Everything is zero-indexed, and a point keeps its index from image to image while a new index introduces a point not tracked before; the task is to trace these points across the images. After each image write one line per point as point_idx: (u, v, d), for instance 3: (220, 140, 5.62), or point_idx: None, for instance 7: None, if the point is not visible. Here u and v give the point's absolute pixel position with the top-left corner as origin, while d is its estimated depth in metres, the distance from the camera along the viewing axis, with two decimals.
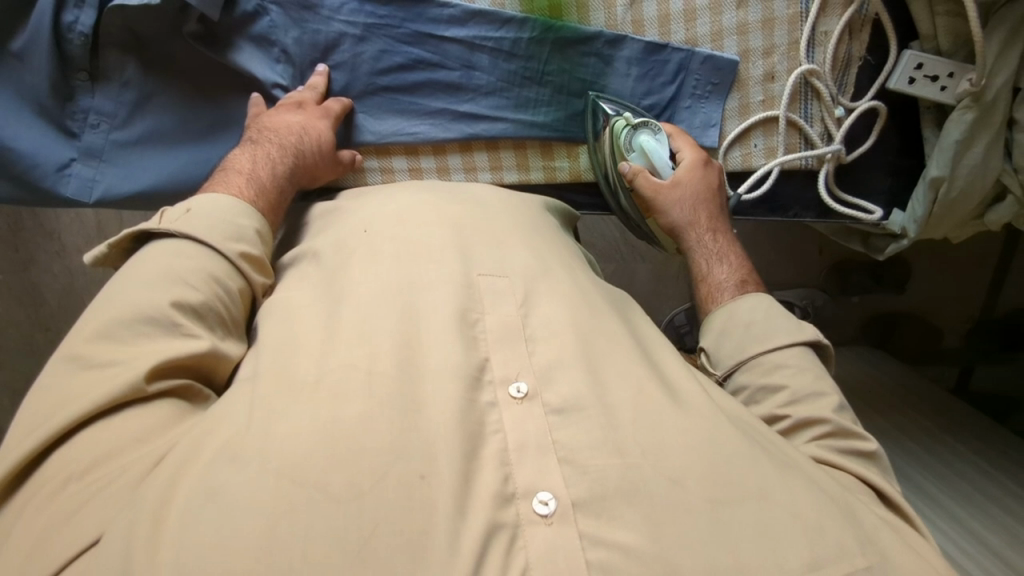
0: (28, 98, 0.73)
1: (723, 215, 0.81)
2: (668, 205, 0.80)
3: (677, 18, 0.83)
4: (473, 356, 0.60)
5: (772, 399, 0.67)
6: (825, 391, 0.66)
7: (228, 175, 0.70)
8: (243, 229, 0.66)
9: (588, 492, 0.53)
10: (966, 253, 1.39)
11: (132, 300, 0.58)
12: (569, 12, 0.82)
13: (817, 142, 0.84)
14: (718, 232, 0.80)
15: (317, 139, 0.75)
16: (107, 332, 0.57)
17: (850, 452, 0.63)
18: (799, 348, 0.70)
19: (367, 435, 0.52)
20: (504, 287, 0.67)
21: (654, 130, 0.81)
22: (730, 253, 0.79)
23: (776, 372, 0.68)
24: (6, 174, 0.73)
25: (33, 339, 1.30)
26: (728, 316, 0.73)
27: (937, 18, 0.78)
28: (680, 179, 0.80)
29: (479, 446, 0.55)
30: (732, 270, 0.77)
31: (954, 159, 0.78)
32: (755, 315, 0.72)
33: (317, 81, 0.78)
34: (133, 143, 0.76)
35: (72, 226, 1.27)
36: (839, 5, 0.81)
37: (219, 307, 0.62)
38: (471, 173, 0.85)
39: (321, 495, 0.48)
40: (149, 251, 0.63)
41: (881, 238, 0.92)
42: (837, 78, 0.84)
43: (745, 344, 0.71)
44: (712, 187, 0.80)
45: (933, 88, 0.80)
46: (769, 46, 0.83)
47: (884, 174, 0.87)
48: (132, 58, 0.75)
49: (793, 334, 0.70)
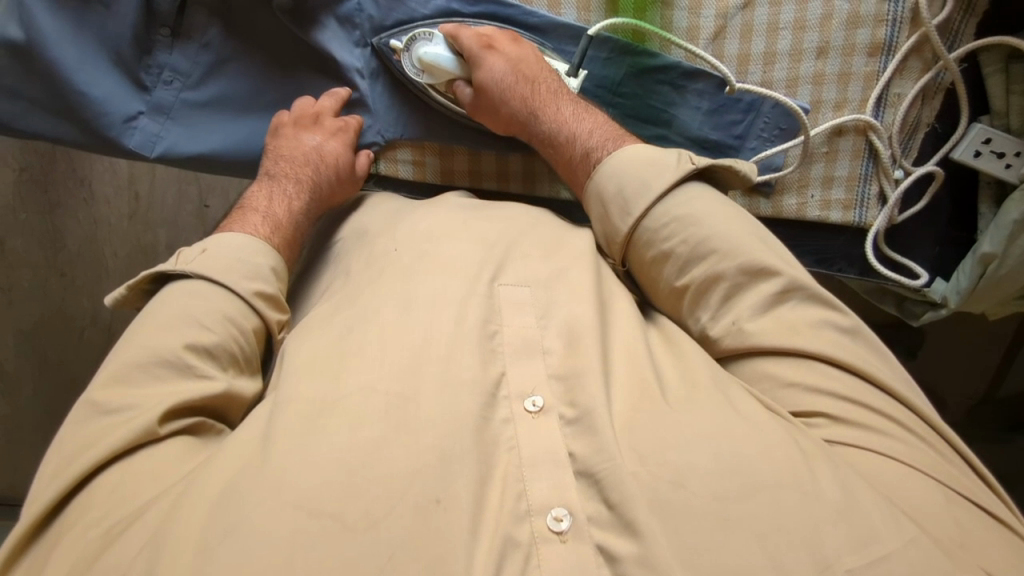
0: (107, 46, 0.73)
1: (547, 81, 0.76)
2: (489, 113, 0.77)
3: (757, 60, 0.82)
4: (488, 371, 0.58)
5: (672, 274, 0.65)
6: (711, 235, 0.63)
7: (247, 214, 0.72)
8: (259, 267, 0.67)
9: (604, 510, 0.53)
10: (976, 329, 1.28)
11: (148, 344, 0.60)
12: (651, 39, 0.82)
13: (872, 202, 0.83)
14: (550, 104, 0.75)
15: (332, 167, 0.76)
16: (123, 377, 0.59)
17: (760, 306, 0.62)
18: (682, 189, 0.66)
19: (382, 461, 0.52)
20: (527, 299, 0.64)
21: (429, 35, 0.77)
22: (572, 114, 0.74)
23: (661, 234, 0.65)
24: (73, 117, 0.73)
25: (48, 283, 1.28)
26: (596, 196, 0.70)
27: (1012, 96, 0.79)
28: (478, 83, 0.76)
29: (491, 464, 0.54)
30: (584, 133, 0.72)
31: (1009, 238, 0.77)
32: (618, 179, 0.68)
33: (339, 92, 0.79)
34: (201, 105, 0.77)
35: (104, 175, 1.26)
36: (916, 69, 0.80)
37: (233, 347, 0.63)
38: (529, 184, 0.85)
39: (337, 525, 0.49)
40: (166, 294, 0.65)
41: (916, 304, 0.91)
42: (902, 142, 0.83)
43: (625, 214, 0.67)
44: (510, 71, 0.75)
45: (997, 164, 0.79)
46: (841, 99, 0.82)
47: (930, 243, 0.86)
48: (216, 21, 0.76)
49: (668, 177, 0.65)
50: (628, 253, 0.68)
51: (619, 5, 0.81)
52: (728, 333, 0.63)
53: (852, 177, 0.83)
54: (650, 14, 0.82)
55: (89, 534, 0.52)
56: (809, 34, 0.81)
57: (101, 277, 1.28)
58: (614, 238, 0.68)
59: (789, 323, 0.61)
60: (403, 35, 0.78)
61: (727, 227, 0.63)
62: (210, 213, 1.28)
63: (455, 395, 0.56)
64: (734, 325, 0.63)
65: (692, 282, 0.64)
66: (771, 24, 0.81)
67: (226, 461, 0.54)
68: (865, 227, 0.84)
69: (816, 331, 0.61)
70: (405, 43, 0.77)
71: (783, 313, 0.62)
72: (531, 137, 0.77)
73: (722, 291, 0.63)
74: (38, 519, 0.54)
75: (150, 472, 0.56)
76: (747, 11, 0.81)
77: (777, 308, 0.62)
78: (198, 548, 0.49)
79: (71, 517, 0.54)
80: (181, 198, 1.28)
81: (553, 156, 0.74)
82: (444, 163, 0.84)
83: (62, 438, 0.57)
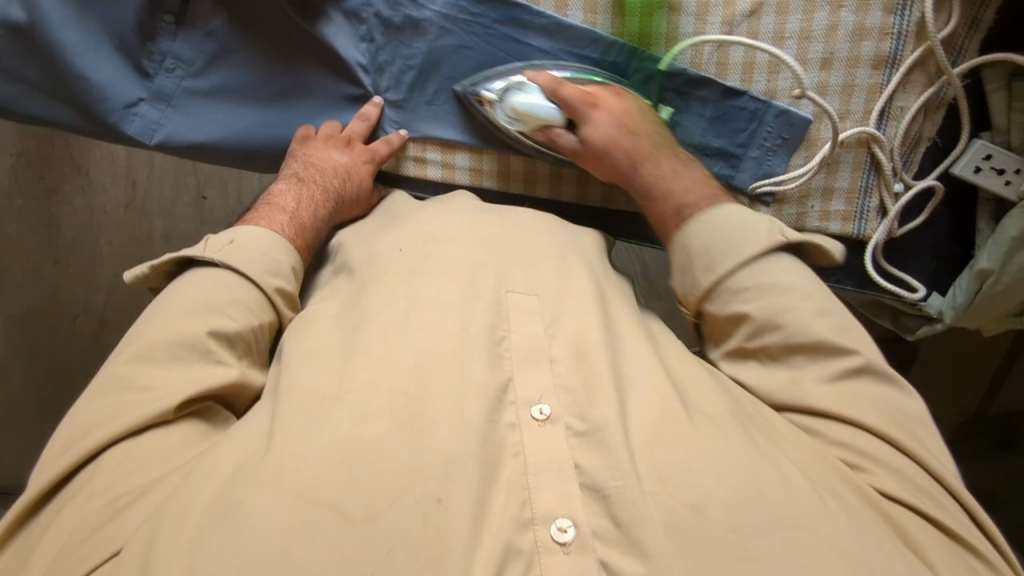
0: (109, 31, 0.72)
1: (648, 135, 0.74)
2: (587, 161, 0.77)
3: (761, 68, 0.82)
4: (497, 375, 0.58)
5: (742, 333, 0.66)
6: (789, 307, 0.63)
7: (273, 211, 0.72)
8: (281, 265, 0.67)
9: (610, 521, 0.52)
10: (968, 345, 1.28)
11: (170, 327, 0.60)
12: (657, 43, 0.82)
13: (871, 214, 0.83)
14: (651, 156, 0.74)
15: (358, 187, 0.77)
16: (145, 355, 0.58)
17: (828, 375, 0.62)
18: (772, 259, 0.66)
19: (386, 457, 0.51)
20: (535, 307, 0.64)
21: (523, 84, 0.77)
22: (671, 172, 0.73)
23: (743, 297, 0.65)
24: (74, 102, 0.72)
25: (41, 270, 1.27)
26: (682, 251, 0.69)
27: (1014, 113, 0.79)
28: (584, 131, 0.75)
29: (495, 469, 0.53)
30: (682, 189, 0.72)
31: (1007, 254, 0.77)
32: (709, 238, 0.67)
33: (370, 112, 0.80)
34: (203, 93, 0.76)
35: (101, 163, 1.26)
36: (919, 82, 0.80)
37: (250, 338, 0.63)
38: (529, 183, 0.84)
39: (337, 517, 0.48)
40: (189, 279, 0.64)
41: (911, 318, 0.91)
42: (904, 154, 0.83)
43: (709, 273, 0.67)
44: (616, 123, 0.74)
45: (997, 181, 0.79)
46: (844, 111, 0.82)
47: (928, 257, 0.86)
48: (221, 11, 0.75)
49: (757, 245, 0.66)
50: (701, 307, 0.69)
51: (626, 8, 0.80)
52: (784, 386, 0.64)
53: (853, 188, 0.83)
54: (657, 19, 0.81)
55: (84, 523, 0.52)
56: (814, 45, 0.81)
57: (95, 264, 1.27)
58: (690, 291, 0.69)
59: (852, 395, 0.62)
60: (492, 83, 0.79)
61: (808, 302, 0.64)
62: (207, 204, 1.27)
63: (458, 399, 0.55)
64: (792, 383, 0.63)
65: (764, 346, 0.65)
66: (777, 33, 0.81)
67: (223, 455, 0.54)
68: (864, 239, 0.84)
69: (880, 408, 0.61)
70: (499, 94, 0.77)
71: (851, 386, 0.62)
72: (628, 187, 0.76)
73: (791, 361, 0.64)
74: (35, 500, 0.54)
75: (142, 463, 0.55)
76: (753, 19, 0.81)
77: (844, 381, 0.62)
78: (191, 541, 0.48)
79: (69, 494, 0.54)
80: (179, 188, 1.27)
81: (646, 208, 0.74)
82: (500, 175, 0.84)
83: (77, 410, 0.57)
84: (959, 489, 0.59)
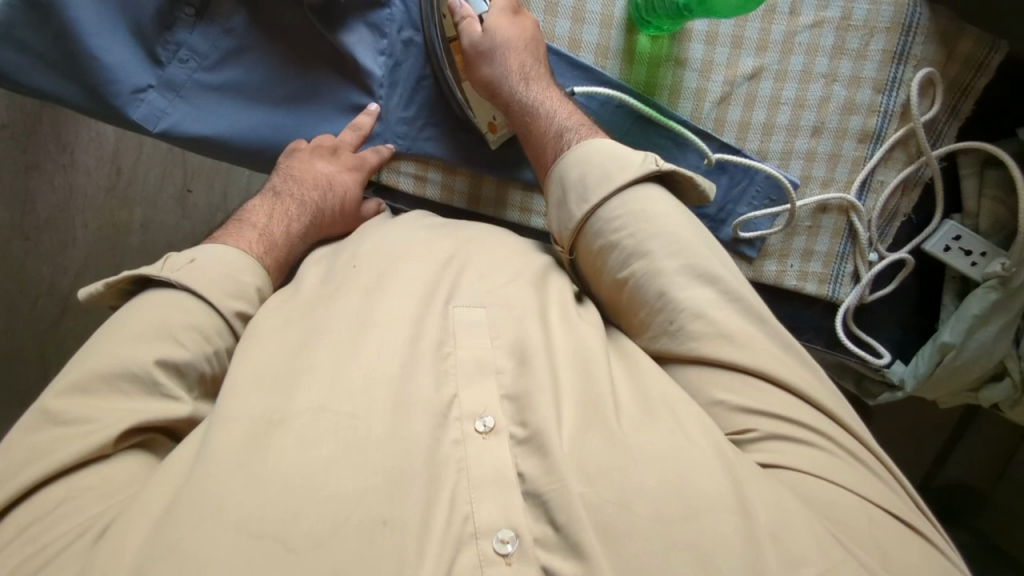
0: (127, 15, 0.71)
1: (541, 64, 0.77)
2: (487, 59, 0.76)
3: (756, 129, 0.85)
4: (441, 392, 0.57)
5: (614, 260, 0.66)
6: (658, 232, 0.64)
7: (244, 228, 0.72)
8: (245, 286, 0.67)
9: (550, 526, 0.52)
10: (922, 416, 1.31)
11: (115, 354, 0.58)
12: (661, 93, 0.85)
13: (845, 279, 0.86)
14: (539, 85, 0.76)
15: (341, 195, 0.77)
16: (83, 386, 0.57)
17: (699, 305, 0.63)
18: (642, 188, 0.67)
19: (334, 478, 0.51)
20: (483, 320, 0.63)
21: None
22: (551, 99, 0.75)
23: (612, 224, 0.66)
24: (80, 80, 0.71)
25: (9, 245, 1.21)
26: (559, 178, 0.70)
27: (984, 200, 0.84)
28: (494, 25, 0.76)
29: (438, 487, 0.53)
30: (561, 118, 0.74)
31: (968, 330, 0.81)
32: (584, 166, 0.69)
33: (363, 122, 0.80)
34: (214, 88, 0.77)
35: (89, 145, 1.23)
36: (901, 159, 0.85)
37: (203, 366, 0.62)
38: (526, 214, 0.86)
39: (280, 546, 0.48)
40: (143, 301, 0.63)
41: (875, 384, 0.94)
42: (880, 227, 0.87)
43: (582, 195, 0.68)
44: (525, 34, 0.77)
45: (964, 261, 0.84)
46: (828, 178, 0.86)
47: (894, 326, 0.89)
48: (243, 10, 0.76)
49: (632, 172, 0.67)
50: (575, 240, 0.69)
51: (635, 57, 0.84)
52: (669, 339, 0.64)
53: (831, 254, 0.87)
54: (663, 70, 0.85)
55: None
56: (807, 113, 0.85)
57: (66, 246, 1.23)
58: (565, 224, 0.69)
59: (735, 339, 0.62)
60: None
61: (679, 229, 0.65)
62: (192, 198, 1.27)
63: (439, 418, 0.56)
64: (671, 326, 0.64)
65: (633, 274, 0.65)
66: (774, 98, 0.85)
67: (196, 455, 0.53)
68: (837, 303, 0.87)
69: (755, 347, 0.62)
70: None
71: (721, 316, 0.62)
72: (509, 104, 0.77)
73: (659, 287, 0.64)
74: None
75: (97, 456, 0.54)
76: (753, 82, 0.85)
77: (713, 311, 0.63)
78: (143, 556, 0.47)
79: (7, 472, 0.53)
80: (164, 178, 1.26)
81: (527, 134, 0.75)
82: None
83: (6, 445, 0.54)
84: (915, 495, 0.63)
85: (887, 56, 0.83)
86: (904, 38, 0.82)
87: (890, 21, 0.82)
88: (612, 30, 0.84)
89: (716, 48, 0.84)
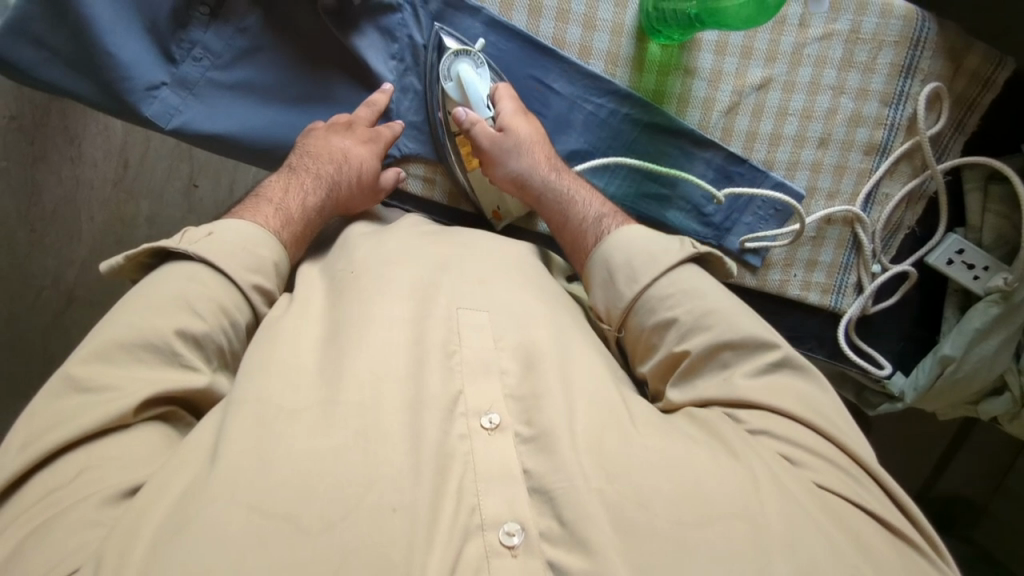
0: (143, 13, 0.72)
1: (558, 162, 0.80)
2: (510, 158, 0.78)
3: (763, 139, 0.86)
4: (448, 386, 0.58)
5: (666, 336, 0.66)
6: (711, 309, 0.65)
7: (261, 203, 0.72)
8: (262, 260, 0.67)
9: (556, 521, 0.52)
10: (920, 426, 1.32)
11: (136, 324, 0.58)
12: (670, 101, 0.85)
13: (848, 290, 0.87)
14: (563, 180, 0.79)
15: (357, 168, 0.76)
16: (103, 354, 0.57)
17: (755, 370, 0.63)
18: (684, 268, 0.69)
19: (341, 465, 0.52)
20: (487, 324, 0.64)
21: (477, 63, 0.80)
22: (583, 190, 0.78)
23: (665, 304, 0.67)
24: (94, 76, 0.72)
25: (14, 236, 1.21)
26: (605, 263, 0.71)
27: (987, 214, 0.85)
28: (513, 130, 0.78)
29: (444, 479, 0.53)
30: (595, 207, 0.76)
31: (969, 342, 0.82)
32: (628, 251, 0.70)
33: (377, 99, 0.79)
34: (227, 87, 0.77)
35: (97, 138, 1.24)
36: (906, 172, 0.85)
37: (220, 339, 0.62)
38: (530, 222, 0.87)
39: (291, 527, 0.48)
40: (164, 273, 0.63)
41: (875, 395, 0.95)
42: (884, 238, 0.88)
43: (632, 278, 0.69)
44: (541, 137, 0.80)
45: (967, 274, 0.84)
46: (834, 190, 0.86)
47: (895, 338, 0.90)
48: (257, 10, 0.77)
49: (675, 254, 0.69)
50: (626, 318, 0.70)
51: (645, 65, 0.85)
52: (716, 385, 0.63)
53: (835, 264, 0.87)
54: (671, 79, 0.85)
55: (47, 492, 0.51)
56: (814, 124, 0.85)
57: (73, 239, 1.24)
58: (614, 303, 0.70)
59: (783, 388, 0.62)
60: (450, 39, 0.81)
61: (729, 307, 0.66)
62: (198, 192, 1.28)
63: (447, 416, 0.56)
64: (724, 380, 0.63)
65: (690, 349, 0.65)
66: (781, 109, 0.85)
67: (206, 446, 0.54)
68: (840, 313, 0.88)
69: (796, 399, 0.62)
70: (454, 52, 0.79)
71: (777, 383, 0.63)
72: (540, 199, 0.78)
73: (721, 358, 0.64)
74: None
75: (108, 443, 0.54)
76: (762, 92, 0.85)
77: (767, 374, 0.63)
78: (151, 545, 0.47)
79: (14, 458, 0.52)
80: (171, 173, 1.27)
81: (563, 224, 0.77)
82: None
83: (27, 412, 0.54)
84: (903, 500, 0.60)
85: (894, 69, 0.83)
86: (911, 52, 0.83)
87: (897, 35, 0.83)
88: (623, 38, 0.84)
89: (725, 57, 0.84)
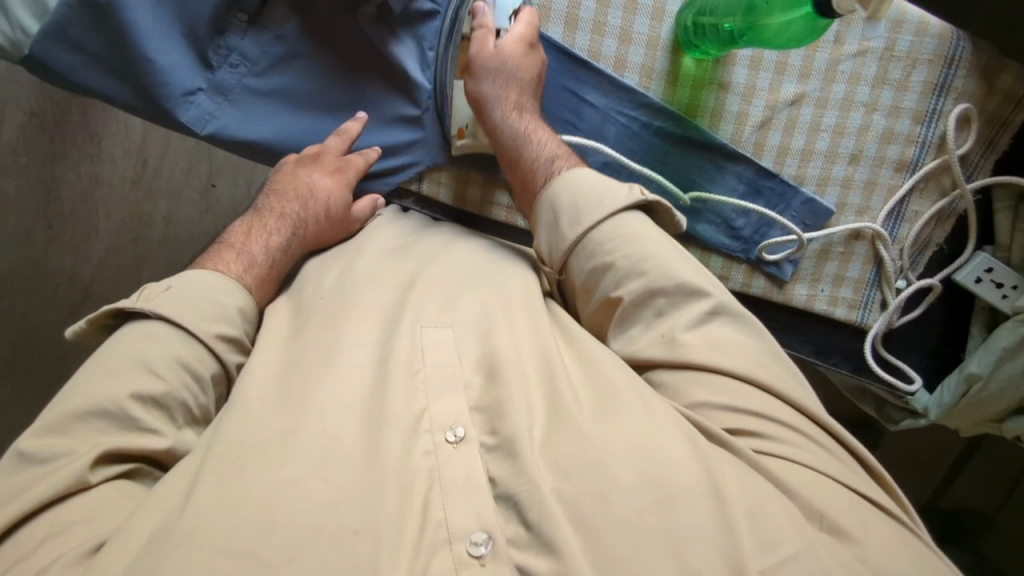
0: (183, 20, 0.72)
1: (534, 96, 0.78)
2: (484, 75, 0.76)
3: (795, 154, 0.86)
4: (409, 409, 0.58)
5: (606, 281, 0.67)
6: (650, 256, 0.66)
7: (225, 250, 0.73)
8: (225, 308, 0.67)
9: (522, 525, 0.52)
10: (932, 437, 1.32)
11: (91, 392, 0.58)
12: (703, 115, 0.85)
13: (875, 306, 0.87)
14: (530, 113, 0.77)
15: (322, 204, 0.76)
16: (57, 426, 0.56)
17: (693, 323, 0.64)
18: (630, 212, 0.69)
19: (298, 495, 0.51)
20: (450, 340, 0.64)
21: None
22: (543, 129, 0.77)
23: (603, 249, 0.67)
24: (132, 80, 0.72)
25: (31, 233, 1.21)
26: (553, 196, 0.71)
27: (1017, 233, 0.84)
28: (505, 47, 0.75)
29: (407, 498, 0.53)
30: (549, 147, 0.75)
31: (996, 362, 0.81)
32: (576, 192, 0.70)
33: (349, 128, 0.78)
34: (263, 93, 0.77)
35: (117, 136, 1.24)
36: (935, 191, 0.85)
37: (182, 395, 0.62)
38: None
39: (252, 563, 0.48)
40: (123, 334, 0.63)
41: (897, 410, 0.94)
42: (912, 256, 0.87)
43: (579, 214, 0.69)
44: (534, 66, 0.77)
45: (995, 293, 0.84)
46: (864, 206, 0.86)
47: (920, 354, 0.89)
48: (295, 18, 0.77)
49: (622, 199, 0.69)
50: (567, 262, 0.70)
51: (679, 79, 0.85)
52: (661, 345, 0.64)
53: (862, 280, 0.87)
54: (705, 93, 0.85)
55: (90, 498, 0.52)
56: (847, 140, 0.85)
57: (87, 237, 1.23)
58: (557, 246, 0.70)
59: (736, 354, 0.63)
60: None
61: (671, 252, 0.67)
62: (215, 192, 1.28)
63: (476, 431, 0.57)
64: (666, 335, 0.64)
65: (626, 292, 0.66)
66: (814, 124, 0.85)
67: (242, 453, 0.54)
68: (864, 328, 0.88)
69: (754, 361, 0.63)
70: None
71: (715, 330, 0.64)
72: (499, 126, 0.77)
73: (654, 304, 0.65)
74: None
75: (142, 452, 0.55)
76: (795, 108, 0.85)
77: (705, 324, 0.64)
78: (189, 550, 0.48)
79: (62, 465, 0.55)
80: (189, 172, 1.27)
81: (511, 155, 0.76)
82: None
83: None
84: (879, 470, 0.62)
85: (927, 88, 0.83)
86: (946, 70, 0.83)
87: (932, 53, 0.83)
88: (657, 51, 0.84)
89: (759, 72, 0.84)
